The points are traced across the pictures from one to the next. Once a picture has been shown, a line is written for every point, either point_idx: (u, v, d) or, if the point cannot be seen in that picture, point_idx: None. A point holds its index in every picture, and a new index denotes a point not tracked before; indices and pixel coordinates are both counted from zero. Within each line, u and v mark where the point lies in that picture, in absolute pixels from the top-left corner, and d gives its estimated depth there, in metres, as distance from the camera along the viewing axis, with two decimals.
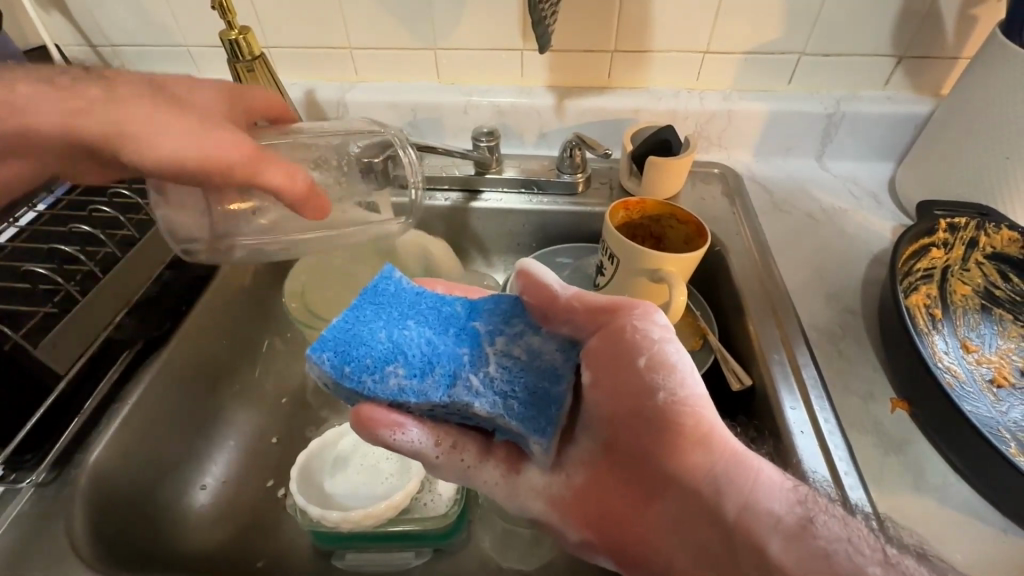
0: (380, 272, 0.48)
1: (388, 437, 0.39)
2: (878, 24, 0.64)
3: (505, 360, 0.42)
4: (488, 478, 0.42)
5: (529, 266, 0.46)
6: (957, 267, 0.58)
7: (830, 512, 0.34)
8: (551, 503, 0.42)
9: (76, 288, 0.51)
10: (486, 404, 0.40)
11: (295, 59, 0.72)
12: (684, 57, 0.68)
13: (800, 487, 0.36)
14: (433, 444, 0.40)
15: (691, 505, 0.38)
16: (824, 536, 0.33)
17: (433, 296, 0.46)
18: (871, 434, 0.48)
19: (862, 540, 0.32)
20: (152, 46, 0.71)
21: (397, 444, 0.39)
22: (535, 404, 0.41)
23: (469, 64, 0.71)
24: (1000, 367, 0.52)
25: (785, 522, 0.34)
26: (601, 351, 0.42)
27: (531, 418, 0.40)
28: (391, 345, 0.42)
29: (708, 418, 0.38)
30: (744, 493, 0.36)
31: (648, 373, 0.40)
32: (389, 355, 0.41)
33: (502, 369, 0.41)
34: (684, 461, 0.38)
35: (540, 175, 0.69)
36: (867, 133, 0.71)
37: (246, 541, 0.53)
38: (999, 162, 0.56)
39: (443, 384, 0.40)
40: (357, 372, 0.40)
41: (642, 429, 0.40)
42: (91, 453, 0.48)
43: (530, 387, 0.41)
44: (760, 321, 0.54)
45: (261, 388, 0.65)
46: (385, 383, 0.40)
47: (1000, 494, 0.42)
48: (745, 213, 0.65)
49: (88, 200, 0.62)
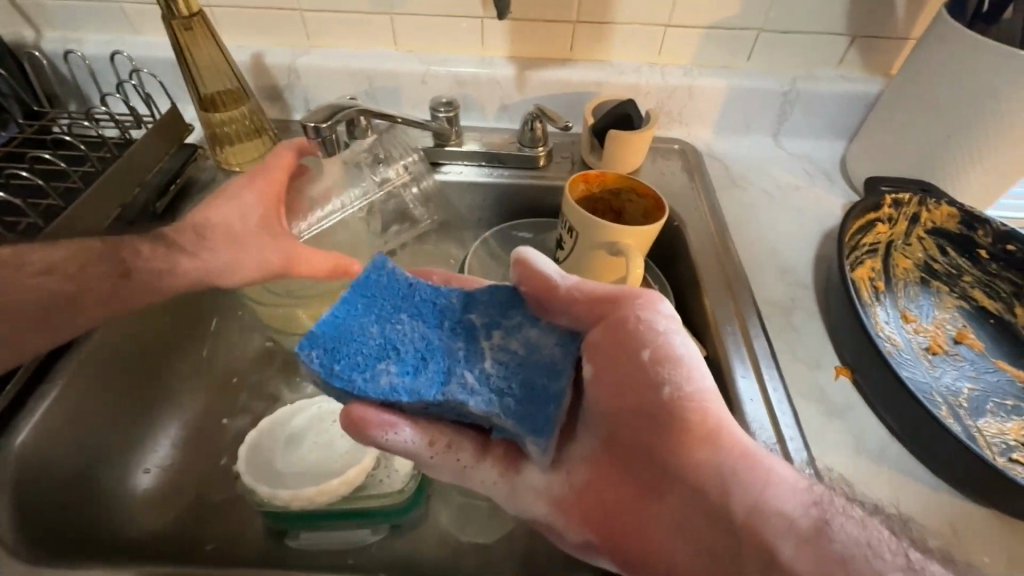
0: (371, 262, 0.46)
1: (380, 438, 0.38)
2: (834, 3, 0.65)
3: (501, 355, 0.42)
4: (485, 477, 0.41)
5: (527, 254, 0.44)
6: (900, 242, 0.60)
7: (848, 513, 0.32)
8: (551, 504, 0.42)
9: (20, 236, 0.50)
10: (481, 402, 0.39)
11: (240, 20, 0.68)
12: (646, 31, 0.68)
13: (814, 486, 0.35)
14: (425, 444, 0.39)
15: (696, 505, 0.36)
16: (840, 540, 0.31)
17: (427, 287, 0.45)
18: (817, 401, 0.49)
19: (881, 543, 0.30)
20: (78, 1, 0.65)
21: (390, 445, 0.39)
22: (531, 401, 0.40)
23: (426, 31, 0.68)
24: (935, 336, 0.55)
25: (798, 525, 0.32)
26: (603, 345, 0.41)
27: (528, 418, 0.39)
28: (383, 341, 0.42)
29: (715, 415, 0.38)
30: (752, 492, 0.34)
31: (652, 367, 0.39)
32: (381, 352, 0.41)
33: (498, 365, 0.41)
34: (689, 459, 0.37)
35: (501, 148, 0.68)
36: (820, 113, 0.72)
37: (193, 525, 0.52)
38: (941, 140, 0.58)
39: (436, 381, 0.40)
40: (347, 370, 0.40)
41: (646, 424, 0.39)
42: (20, 435, 0.44)
43: (526, 383, 0.40)
44: (714, 294, 0.55)
45: (209, 370, 0.62)
46: (377, 382, 0.40)
47: (930, 453, 0.45)
48: (703, 189, 0.66)
49: (7, 166, 0.57)
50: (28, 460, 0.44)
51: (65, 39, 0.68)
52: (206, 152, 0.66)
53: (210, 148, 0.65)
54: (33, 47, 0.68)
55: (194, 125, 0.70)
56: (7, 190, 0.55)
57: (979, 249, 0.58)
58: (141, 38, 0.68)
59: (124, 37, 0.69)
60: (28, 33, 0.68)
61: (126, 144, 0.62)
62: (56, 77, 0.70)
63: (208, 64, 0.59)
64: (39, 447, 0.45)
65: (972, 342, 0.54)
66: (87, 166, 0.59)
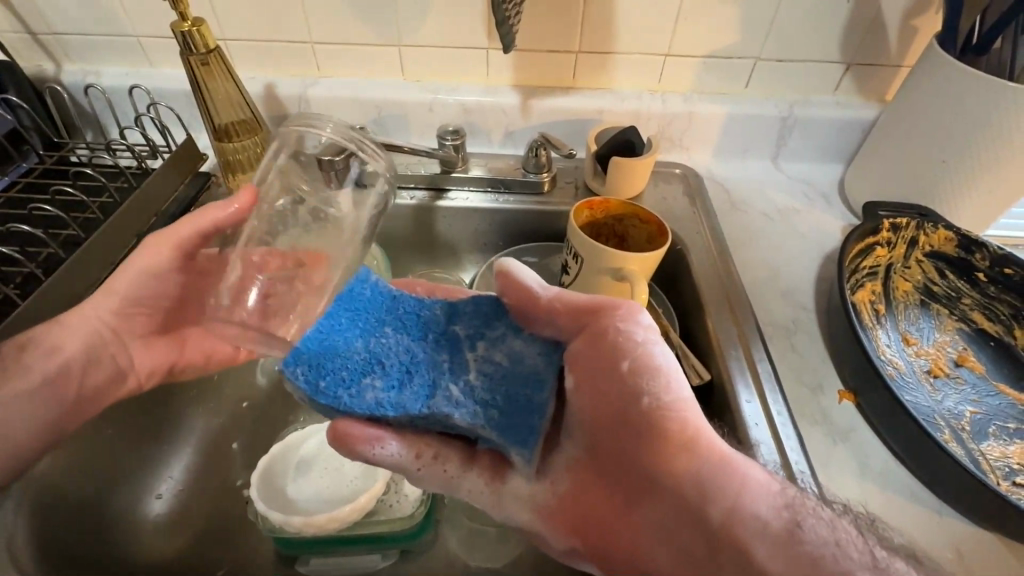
0: (354, 275, 0.48)
1: (367, 452, 0.40)
2: (828, 31, 0.67)
3: (485, 366, 0.42)
4: (472, 487, 0.42)
5: (510, 267, 0.45)
6: (899, 265, 0.61)
7: (818, 515, 0.33)
8: (537, 513, 0.42)
9: (40, 268, 0.52)
10: (467, 414, 0.40)
11: (254, 52, 0.70)
12: (647, 60, 0.70)
13: (787, 489, 0.35)
14: (412, 457, 0.41)
15: (674, 511, 0.37)
16: (810, 541, 0.32)
17: (410, 299, 0.46)
18: (820, 424, 0.50)
19: (849, 542, 0.31)
20: (98, 36, 0.68)
21: (376, 459, 0.40)
22: (514, 412, 0.41)
23: (433, 62, 0.71)
24: (937, 358, 0.55)
25: (773, 529, 0.33)
26: (585, 354, 0.42)
27: (512, 429, 0.40)
28: (368, 355, 0.42)
29: (694, 422, 0.37)
30: (729, 496, 0.34)
31: (631, 378, 0.39)
32: (366, 367, 0.42)
33: (482, 376, 0.42)
34: (668, 467, 0.37)
35: (506, 174, 0.69)
36: (818, 137, 0.74)
37: (202, 551, 0.52)
38: (936, 165, 0.60)
39: (421, 395, 0.41)
40: (333, 387, 0.40)
41: (627, 434, 0.39)
42: (36, 464, 0.46)
43: (509, 394, 0.41)
44: (718, 317, 0.56)
45: (219, 394, 0.63)
46: (362, 397, 0.40)
47: (933, 477, 0.45)
48: (704, 212, 0.67)
49: (29, 198, 0.59)
50: (43, 485, 0.45)
51: (84, 72, 0.70)
52: (220, 180, 0.67)
53: (224, 176, 0.67)
54: (54, 80, 0.70)
55: (208, 153, 0.72)
56: (28, 221, 0.57)
57: (978, 272, 0.59)
58: (158, 70, 0.71)
59: (141, 69, 0.71)
60: (49, 66, 0.71)
61: (143, 173, 0.64)
62: (76, 108, 0.72)
63: (224, 97, 0.61)
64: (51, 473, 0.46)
65: (973, 364, 0.55)
66: (105, 196, 0.60)
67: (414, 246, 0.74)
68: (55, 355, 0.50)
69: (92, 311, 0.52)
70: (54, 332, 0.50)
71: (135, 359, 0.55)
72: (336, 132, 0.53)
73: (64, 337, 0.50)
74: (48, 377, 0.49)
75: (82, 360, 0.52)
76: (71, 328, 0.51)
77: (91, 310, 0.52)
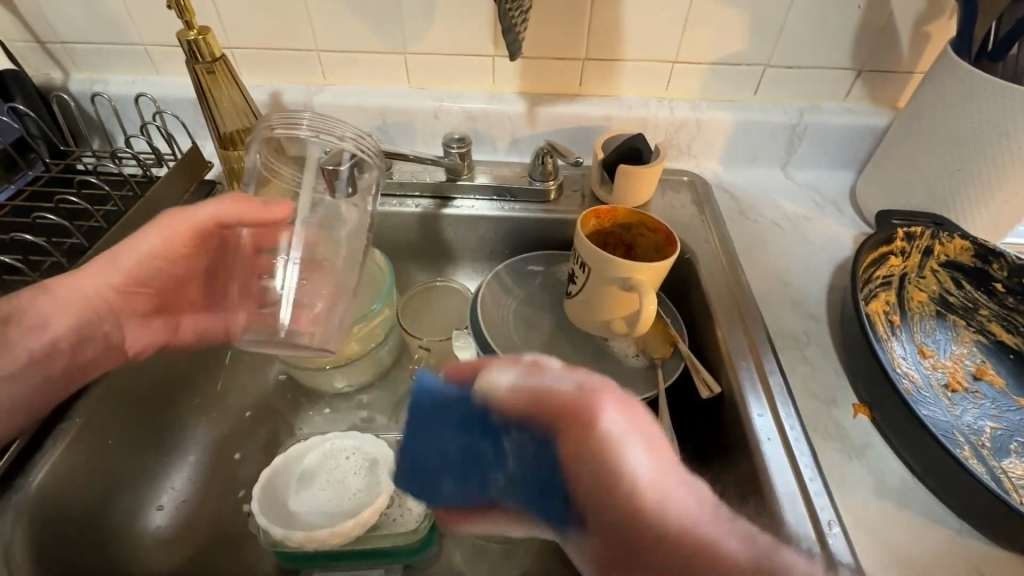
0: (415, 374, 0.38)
1: (469, 525, 0.41)
2: (840, 36, 0.66)
3: (522, 458, 0.35)
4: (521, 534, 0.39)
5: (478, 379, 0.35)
6: (913, 275, 0.60)
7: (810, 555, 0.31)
8: None
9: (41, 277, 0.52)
10: (518, 499, 0.36)
11: (259, 60, 0.70)
12: (653, 67, 0.69)
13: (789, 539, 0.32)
14: (498, 524, 0.39)
15: None
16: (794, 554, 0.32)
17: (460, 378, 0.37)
18: (835, 440, 0.49)
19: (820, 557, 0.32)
20: (105, 44, 0.68)
21: (475, 527, 0.41)
22: (541, 493, 0.35)
23: (438, 70, 0.70)
24: (954, 372, 0.54)
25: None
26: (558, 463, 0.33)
27: (545, 509, 0.35)
28: (436, 459, 0.37)
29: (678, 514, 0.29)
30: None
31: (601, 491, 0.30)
32: (439, 471, 0.38)
33: (520, 464, 0.35)
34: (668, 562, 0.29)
35: (512, 182, 0.68)
36: (829, 144, 0.73)
37: (203, 565, 0.51)
38: (951, 173, 0.58)
39: (484, 488, 0.37)
40: (428, 495, 0.39)
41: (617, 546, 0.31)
42: (37, 474, 0.44)
43: (537, 479, 0.35)
44: (728, 328, 0.55)
45: (222, 404, 0.63)
46: (446, 497, 0.39)
47: (953, 495, 0.44)
48: (713, 220, 0.66)
49: (34, 206, 0.59)
50: (45, 495, 0.44)
51: (91, 80, 0.71)
52: (224, 188, 0.67)
53: (228, 184, 0.66)
54: (60, 88, 0.70)
55: (213, 161, 0.72)
56: (31, 229, 0.57)
57: (996, 283, 0.58)
58: (164, 77, 0.71)
59: (148, 77, 0.71)
60: (57, 74, 0.71)
61: (148, 181, 0.64)
62: (81, 116, 0.72)
63: (230, 105, 0.61)
64: (54, 481, 0.45)
65: (992, 378, 0.54)
66: (109, 205, 0.60)
67: (419, 254, 0.73)
68: (39, 333, 0.47)
69: (88, 281, 0.49)
70: (45, 302, 0.47)
71: (128, 338, 0.53)
72: (357, 144, 0.53)
73: (52, 310, 0.47)
74: (37, 355, 0.46)
75: (71, 336, 0.49)
76: (66, 300, 0.48)
77: (91, 279, 0.50)
